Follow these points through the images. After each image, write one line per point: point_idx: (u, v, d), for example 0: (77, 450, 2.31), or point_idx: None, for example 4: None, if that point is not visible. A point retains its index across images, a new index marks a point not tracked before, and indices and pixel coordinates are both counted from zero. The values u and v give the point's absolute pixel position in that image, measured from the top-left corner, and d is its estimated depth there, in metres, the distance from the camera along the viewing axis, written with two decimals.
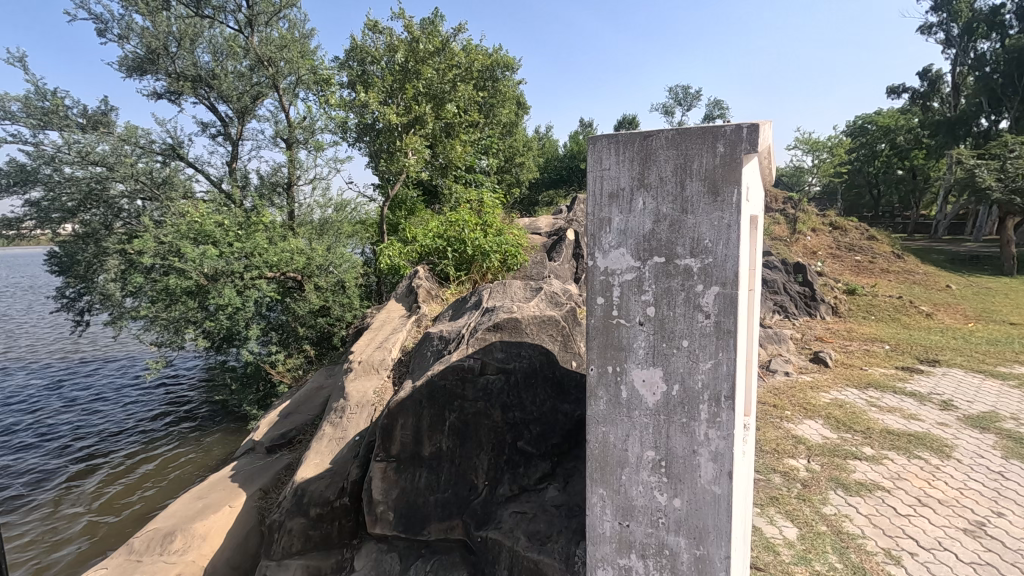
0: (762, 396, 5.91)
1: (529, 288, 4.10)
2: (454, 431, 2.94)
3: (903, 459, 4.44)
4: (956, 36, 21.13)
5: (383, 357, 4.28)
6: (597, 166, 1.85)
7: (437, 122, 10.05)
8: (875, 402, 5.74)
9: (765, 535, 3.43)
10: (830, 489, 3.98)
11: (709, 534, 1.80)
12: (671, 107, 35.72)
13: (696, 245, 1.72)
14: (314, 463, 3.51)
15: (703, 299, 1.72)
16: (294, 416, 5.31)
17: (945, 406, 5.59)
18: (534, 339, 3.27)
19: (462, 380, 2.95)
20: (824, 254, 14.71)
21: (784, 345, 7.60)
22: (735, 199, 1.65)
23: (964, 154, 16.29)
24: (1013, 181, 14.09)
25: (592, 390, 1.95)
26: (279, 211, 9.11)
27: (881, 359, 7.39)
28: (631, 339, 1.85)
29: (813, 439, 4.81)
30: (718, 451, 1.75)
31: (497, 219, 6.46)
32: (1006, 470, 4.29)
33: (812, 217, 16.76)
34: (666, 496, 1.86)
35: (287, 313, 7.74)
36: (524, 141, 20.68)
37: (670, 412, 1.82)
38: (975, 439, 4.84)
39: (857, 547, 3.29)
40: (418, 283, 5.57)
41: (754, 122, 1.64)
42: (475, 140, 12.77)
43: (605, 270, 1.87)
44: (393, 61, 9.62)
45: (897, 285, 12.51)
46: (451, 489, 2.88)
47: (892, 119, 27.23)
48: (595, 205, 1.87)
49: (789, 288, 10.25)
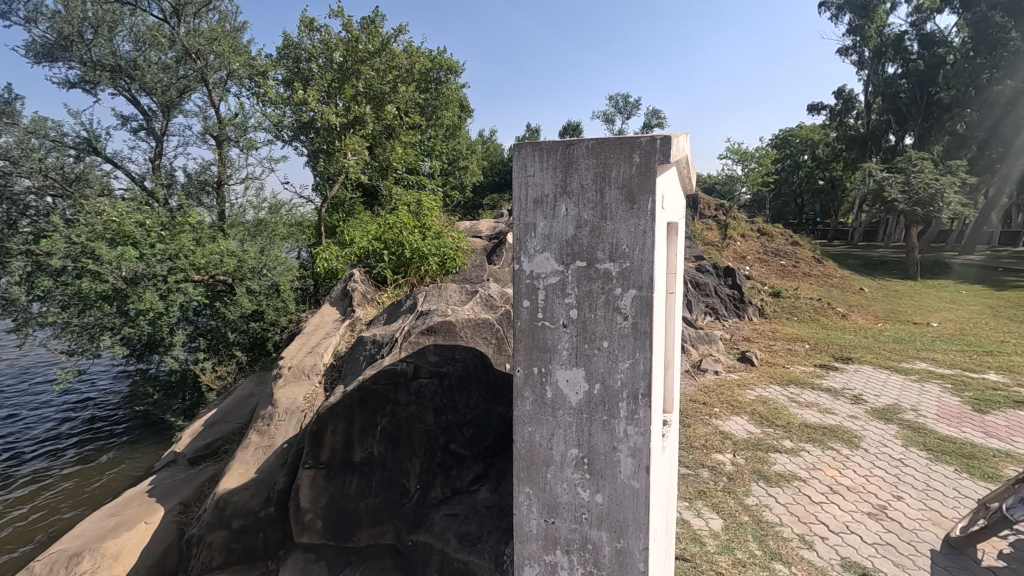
0: (693, 394, 6.17)
1: (465, 291, 4.13)
2: (387, 436, 2.91)
3: (819, 451, 4.76)
4: (867, 58, 22.89)
5: (314, 363, 4.17)
6: (522, 173, 1.89)
7: (377, 123, 9.98)
8: (795, 398, 6.12)
9: (692, 527, 3.59)
10: (752, 481, 4.21)
11: (629, 527, 1.88)
12: (613, 115, 36.90)
13: (614, 250, 1.80)
14: (239, 472, 3.38)
15: (622, 301, 1.80)
16: (219, 425, 5.08)
17: (856, 400, 6.04)
18: (468, 343, 3.32)
19: (395, 385, 2.97)
20: (752, 258, 15.53)
21: (714, 346, 7.97)
22: (650, 207, 1.74)
23: (874, 168, 17.69)
24: (916, 194, 15.45)
25: (519, 391, 1.99)
26: (207, 211, 8.69)
27: (801, 357, 7.89)
28: (555, 340, 1.91)
29: (738, 434, 5.07)
30: (636, 447, 1.84)
31: (436, 222, 6.43)
32: (907, 457, 4.68)
33: (742, 223, 17.58)
34: (589, 492, 1.92)
35: (216, 318, 7.40)
36: (468, 145, 20.72)
37: (592, 411, 1.88)
38: (881, 430, 5.27)
39: (774, 534, 3.50)
40: (353, 286, 5.49)
41: (668, 134, 1.75)
42: (416, 143, 12.71)
43: (530, 273, 1.92)
44: (331, 60, 9.46)
45: (817, 288, 13.40)
46: (382, 494, 2.82)
47: (813, 133, 29.21)
48: (521, 211, 1.92)
49: (720, 291, 10.80)
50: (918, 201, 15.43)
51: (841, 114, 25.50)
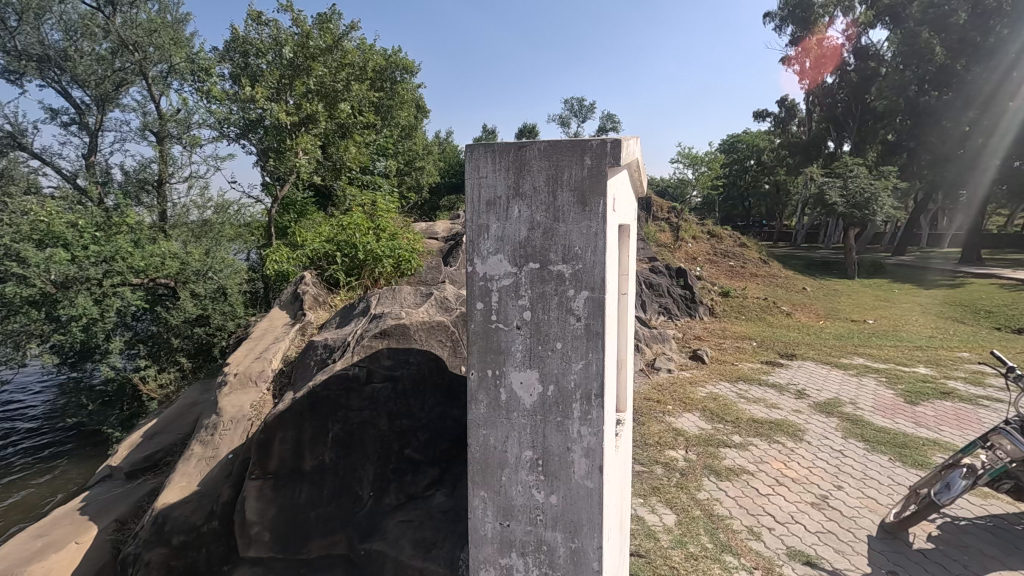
0: (647, 392, 6.29)
1: (420, 293, 4.09)
2: (339, 443, 2.84)
3: (765, 445, 4.94)
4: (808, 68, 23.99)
5: (262, 369, 4.02)
6: (474, 174, 1.88)
7: (330, 122, 9.78)
8: (744, 394, 6.34)
9: (647, 523, 3.66)
10: (704, 477, 4.32)
11: (583, 527, 1.89)
12: (568, 118, 37.38)
13: (567, 252, 1.81)
14: (180, 485, 3.23)
15: (575, 303, 1.82)
16: (159, 436, 4.83)
17: (800, 395, 6.31)
18: (422, 346, 3.28)
19: (347, 390, 2.91)
20: (703, 259, 16.02)
21: (667, 345, 8.16)
22: (601, 209, 1.76)
23: (815, 172, 18.57)
24: (853, 198, 16.32)
25: (473, 395, 1.98)
26: (147, 211, 8.26)
27: (748, 354, 8.18)
28: (509, 342, 1.90)
29: (690, 431, 5.21)
30: (590, 447, 1.85)
31: (391, 224, 6.31)
32: (846, 448, 4.92)
33: (693, 225, 18.11)
34: (543, 493, 1.92)
35: (158, 323, 7.03)
36: (424, 145, 20.54)
37: (546, 412, 1.89)
38: (822, 422, 5.52)
39: (725, 527, 3.61)
40: (304, 289, 5.35)
41: (618, 138, 1.77)
42: (371, 142, 12.51)
43: (483, 276, 1.91)
44: (280, 55, 9.18)
45: (763, 288, 13.94)
46: (334, 502, 2.74)
47: (759, 139, 30.43)
48: (473, 213, 1.91)
49: (672, 291, 11.08)
50: (855, 205, 16.28)
51: (784, 122, 26.63)
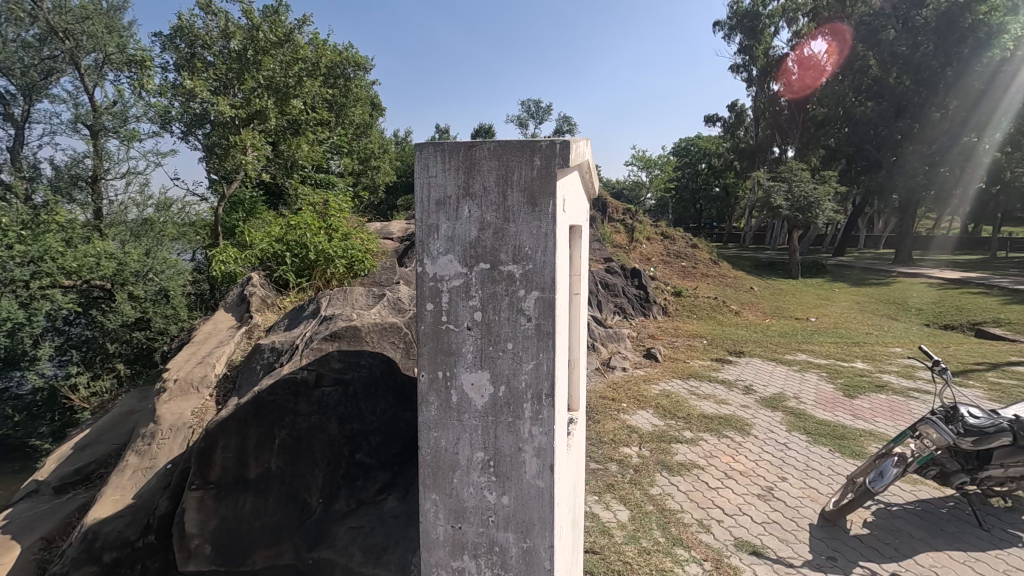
0: (603, 391, 6.37)
1: (372, 294, 4.02)
2: (286, 449, 2.74)
3: (714, 440, 5.09)
4: (755, 76, 24.91)
5: (205, 374, 3.86)
6: (424, 173, 1.85)
7: (281, 119, 9.53)
8: (695, 391, 6.52)
9: (601, 520, 3.70)
10: (656, 472, 4.42)
11: (535, 527, 1.90)
12: (526, 119, 37.68)
13: (517, 252, 1.81)
14: (113, 498, 3.07)
15: (525, 303, 1.82)
16: (92, 446, 4.57)
17: (747, 391, 6.55)
18: (374, 348, 3.23)
19: (295, 395, 2.82)
20: (656, 260, 16.39)
21: (621, 344, 8.30)
22: (551, 210, 1.77)
23: (762, 176, 19.31)
24: (796, 202, 17.07)
25: (423, 397, 1.95)
26: (79, 209, 7.78)
27: (700, 352, 8.42)
28: (460, 343, 1.89)
29: (644, 427, 5.32)
30: (541, 446, 1.86)
31: (343, 223, 6.18)
32: (790, 441, 5.13)
33: (647, 227, 18.45)
34: (495, 494, 1.92)
35: (93, 327, 6.72)
36: (379, 144, 20.24)
37: (497, 412, 1.88)
38: (768, 417, 5.75)
39: (676, 521, 3.70)
40: (251, 291, 5.18)
41: (567, 139, 1.79)
42: (324, 140, 12.21)
43: (433, 276, 1.89)
44: (228, 49, 8.94)
45: (713, 287, 14.42)
46: (280, 510, 2.65)
47: (709, 144, 31.48)
48: (423, 212, 1.88)
49: (627, 291, 11.28)
50: (798, 208, 17.05)
51: (734, 127, 27.48)
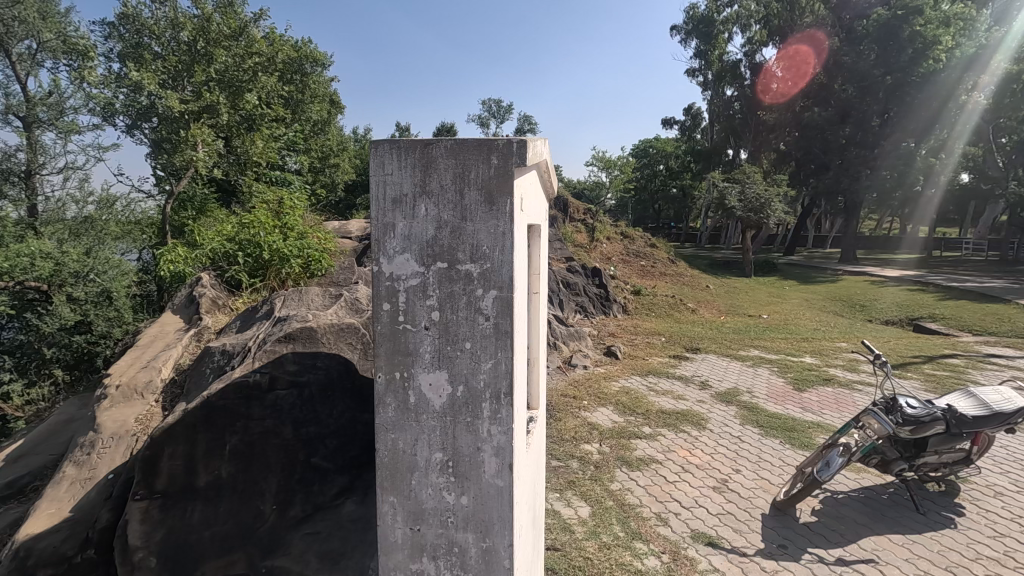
0: (564, 389, 6.42)
1: (328, 294, 3.94)
2: (237, 455, 2.65)
3: (672, 435, 5.21)
4: (710, 80, 25.67)
5: (150, 379, 3.70)
6: (379, 171, 1.83)
7: (234, 114, 9.22)
8: (654, 387, 6.67)
9: (562, 517, 3.73)
10: (616, 467, 4.49)
11: (494, 526, 1.89)
12: (487, 118, 37.70)
13: (475, 251, 1.80)
14: (49, 512, 2.89)
15: (483, 302, 1.81)
16: (26, 458, 4.30)
17: (703, 386, 6.74)
18: (330, 349, 3.17)
19: (247, 399, 2.74)
20: (616, 259, 16.66)
21: (582, 342, 8.39)
22: (508, 209, 1.77)
23: (716, 178, 19.88)
24: (749, 203, 17.66)
25: (380, 398, 1.92)
26: (12, 206, 7.41)
27: (658, 349, 8.61)
28: (417, 343, 1.87)
29: (604, 424, 5.40)
30: (499, 446, 1.86)
31: (299, 221, 6.03)
32: (743, 435, 5.30)
33: (607, 227, 18.67)
34: (454, 495, 1.90)
35: (28, 331, 6.36)
36: (337, 141, 19.85)
37: (456, 413, 1.87)
38: (723, 411, 5.93)
39: (635, 515, 3.77)
40: (200, 292, 4.99)
41: (523, 138, 1.79)
42: (279, 136, 11.88)
43: (390, 275, 1.86)
44: (178, 39, 8.61)
45: (671, 286, 14.76)
46: (231, 520, 2.54)
47: (667, 146, 32.24)
48: (378, 210, 1.85)
49: (588, 290, 11.41)
50: (751, 209, 17.66)
51: (690, 130, 28.26)
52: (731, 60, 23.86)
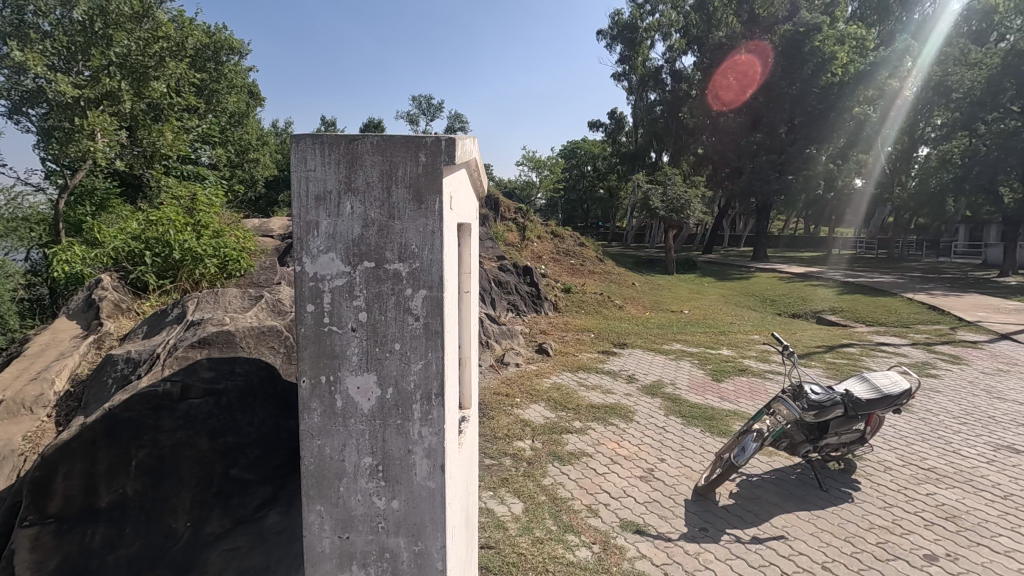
0: (497, 387, 6.44)
1: (247, 296, 3.74)
2: (146, 471, 2.46)
3: (601, 428, 5.37)
4: (634, 85, 26.66)
5: (41, 392, 3.36)
6: (301, 166, 1.75)
7: (138, 103, 8.62)
8: (584, 382, 6.84)
9: (496, 514, 3.74)
10: (548, 463, 4.57)
11: (426, 528, 1.87)
12: (417, 116, 37.25)
13: (403, 250, 1.76)
14: None
15: (412, 302, 1.78)
16: None
17: (630, 380, 7.00)
18: (251, 354, 3.01)
19: (156, 410, 2.57)
20: (547, 258, 16.94)
21: (515, 340, 8.45)
22: (437, 207, 1.75)
23: (640, 179, 20.64)
24: (671, 204, 18.54)
25: (305, 403, 1.84)
26: None
27: (587, 345, 8.84)
28: (344, 345, 1.81)
29: (536, 420, 5.48)
30: (431, 447, 1.83)
31: (214, 219, 5.67)
32: (667, 425, 5.55)
33: (538, 226, 18.89)
34: (384, 499, 1.86)
35: None
36: (256, 136, 18.87)
37: (385, 415, 1.83)
38: (649, 403, 6.18)
39: (567, 509, 3.85)
40: (101, 295, 4.59)
41: (451, 137, 1.78)
42: (191, 128, 11.11)
43: (314, 275, 1.78)
44: (70, 18, 7.89)
45: (599, 284, 15.18)
46: (139, 541, 2.33)
47: (594, 147, 33.17)
48: (301, 207, 1.77)
49: (519, 288, 11.50)
50: (673, 210, 18.54)
51: (615, 133, 29.25)
52: (654, 64, 25.09)
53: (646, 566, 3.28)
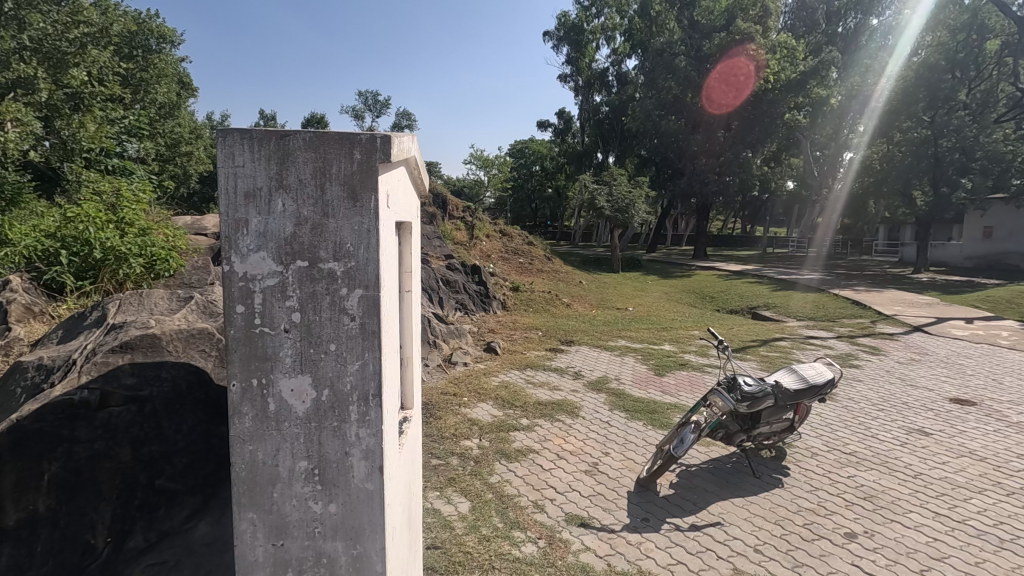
0: (444, 386, 6.40)
1: (175, 297, 3.56)
2: (60, 485, 2.29)
3: (548, 424, 5.45)
4: (580, 86, 27.17)
5: None
6: (229, 162, 1.69)
7: (57, 90, 8.54)
8: (531, 380, 6.92)
9: (443, 514, 3.72)
10: (495, 461, 4.59)
11: (366, 531, 1.84)
12: (362, 112, 36.64)
13: (338, 249, 1.73)
14: None
15: (348, 302, 1.75)
16: None
17: (576, 376, 7.13)
18: (178, 358, 2.86)
19: (71, 419, 2.38)
20: (496, 256, 16.98)
21: (462, 339, 8.43)
22: (373, 205, 1.73)
23: (587, 178, 20.97)
24: (616, 204, 18.99)
25: (235, 408, 1.77)
26: None
27: (535, 343, 8.92)
28: (277, 347, 1.75)
29: (484, 419, 5.49)
30: (369, 448, 1.81)
31: (140, 216, 5.37)
32: (612, 419, 5.70)
33: (486, 224, 18.88)
34: (321, 504, 1.82)
35: None
36: (189, 129, 18.00)
37: (321, 418, 1.79)
38: (594, 398, 6.31)
39: (513, 505, 3.89)
40: (8, 299, 4.28)
41: (387, 134, 1.77)
42: (115, 119, 10.52)
43: (243, 275, 1.72)
44: None
45: (548, 282, 15.37)
46: (53, 560, 2.21)
47: (542, 147, 33.56)
48: (227, 206, 1.70)
49: (468, 287, 11.48)
50: (618, 209, 18.99)
51: (563, 133, 29.70)
52: (599, 66, 25.75)
53: (590, 558, 3.35)
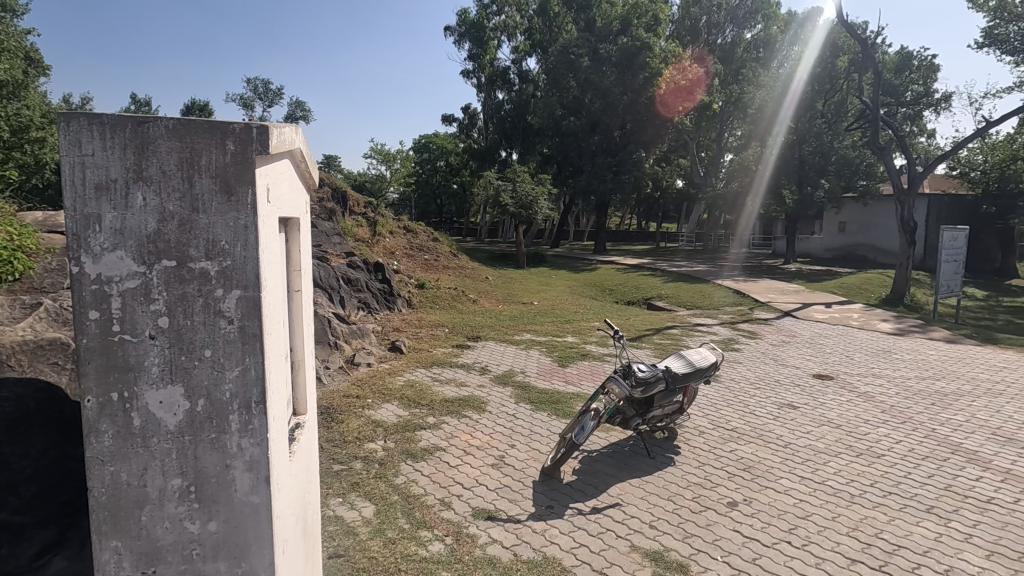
0: (347, 389, 6.16)
1: (19, 305, 3.13)
2: None
3: (455, 421, 5.43)
4: (482, 83, 27.30)
5: None
6: (74, 150, 1.50)
7: None
8: (437, 377, 6.88)
9: (346, 521, 3.59)
10: (401, 461, 4.50)
11: (251, 548, 1.72)
12: (251, 101, 34.28)
13: (211, 246, 1.60)
14: None
15: (225, 303, 1.63)
16: None
17: (482, 371, 7.18)
18: (25, 374, 2.55)
19: None
20: (400, 253, 16.58)
21: (366, 339, 8.15)
22: (250, 200, 1.62)
23: (491, 175, 21.07)
24: (520, 200, 19.31)
25: (92, 426, 1.59)
26: None
27: (441, 340, 8.86)
28: (141, 356, 1.59)
29: (388, 420, 5.36)
30: (253, 459, 1.70)
31: None
32: (517, 412, 5.81)
33: (389, 220, 18.40)
34: (199, 523, 1.68)
35: None
36: (38, 111, 15.72)
37: (196, 431, 1.65)
38: (500, 392, 6.39)
39: (419, 505, 3.83)
40: None
41: (264, 124, 1.65)
42: None
43: (97, 277, 1.54)
44: None
45: (453, 279, 15.28)
46: None
47: (445, 142, 33.29)
48: (74, 199, 1.51)
49: (371, 286, 11.14)
50: (522, 205, 19.34)
51: (467, 128, 29.68)
52: (501, 64, 26.03)
53: (497, 550, 3.39)
